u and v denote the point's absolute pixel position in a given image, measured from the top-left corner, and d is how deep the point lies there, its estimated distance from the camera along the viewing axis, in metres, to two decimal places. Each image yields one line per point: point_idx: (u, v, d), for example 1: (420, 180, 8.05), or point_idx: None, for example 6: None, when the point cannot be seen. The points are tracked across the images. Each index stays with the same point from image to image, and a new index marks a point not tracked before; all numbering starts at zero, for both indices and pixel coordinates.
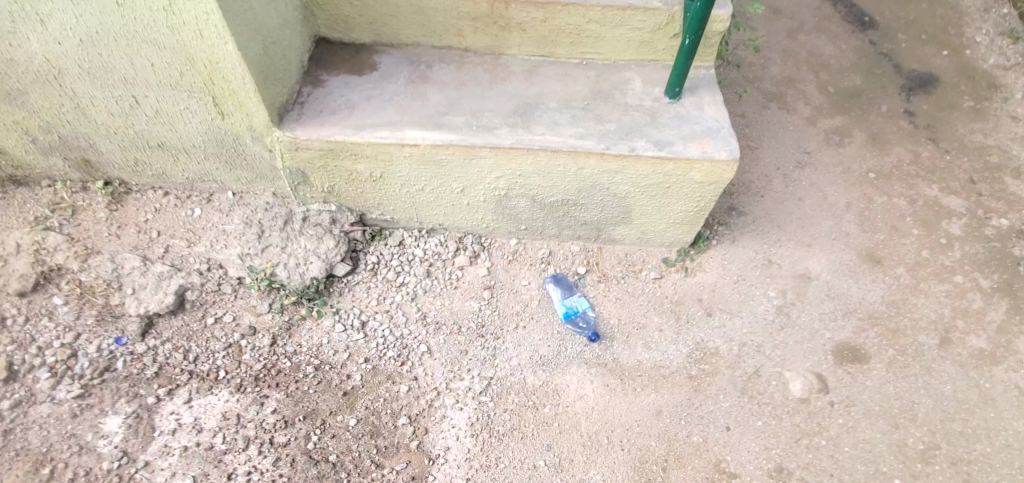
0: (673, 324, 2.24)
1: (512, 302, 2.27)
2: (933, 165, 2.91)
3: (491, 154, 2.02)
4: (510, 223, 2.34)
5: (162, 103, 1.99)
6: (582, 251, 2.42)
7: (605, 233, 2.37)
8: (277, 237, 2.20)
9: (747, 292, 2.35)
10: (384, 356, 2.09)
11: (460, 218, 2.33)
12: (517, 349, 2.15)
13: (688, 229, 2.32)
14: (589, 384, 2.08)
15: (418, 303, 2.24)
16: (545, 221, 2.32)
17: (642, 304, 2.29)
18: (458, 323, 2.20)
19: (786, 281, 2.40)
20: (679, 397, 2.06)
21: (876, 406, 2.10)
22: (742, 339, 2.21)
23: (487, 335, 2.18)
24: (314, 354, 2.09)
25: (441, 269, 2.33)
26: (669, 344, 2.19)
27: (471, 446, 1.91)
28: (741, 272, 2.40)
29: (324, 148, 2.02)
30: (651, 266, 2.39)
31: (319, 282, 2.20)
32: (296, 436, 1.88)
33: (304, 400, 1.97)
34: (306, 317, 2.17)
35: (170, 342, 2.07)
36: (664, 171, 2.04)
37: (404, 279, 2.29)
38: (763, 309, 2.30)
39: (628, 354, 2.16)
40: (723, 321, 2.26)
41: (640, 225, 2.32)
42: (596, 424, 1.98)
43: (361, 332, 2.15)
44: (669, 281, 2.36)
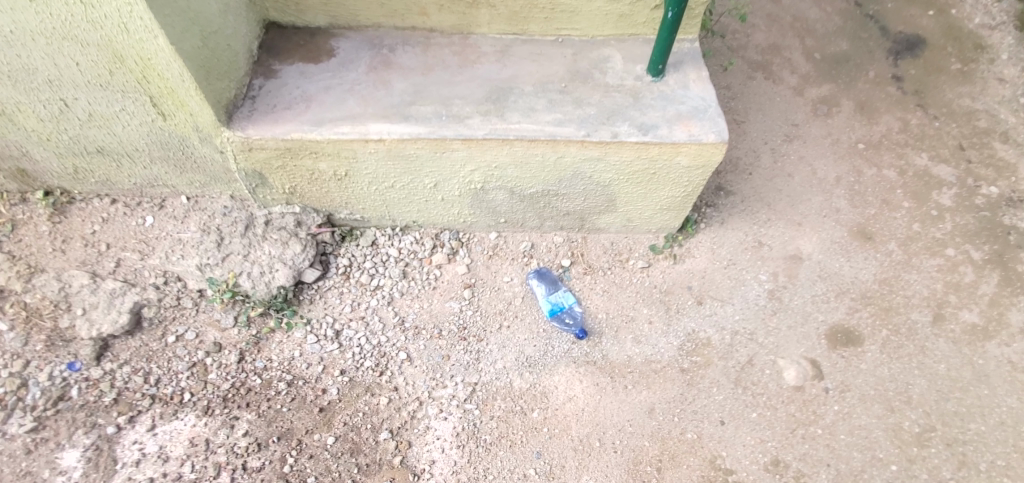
0: (663, 316, 2.15)
1: (494, 301, 2.15)
2: (922, 132, 2.82)
3: (463, 146, 1.87)
4: (489, 217, 2.21)
5: (95, 105, 1.79)
6: (566, 242, 2.30)
7: (588, 222, 2.25)
8: (238, 244, 2.04)
9: (737, 277, 2.26)
10: (361, 367, 1.97)
11: (436, 214, 2.19)
12: (502, 351, 2.05)
13: (676, 215, 2.21)
14: (578, 384, 1.99)
15: (394, 307, 2.11)
16: (526, 212, 2.19)
17: (630, 296, 2.20)
18: (438, 326, 2.08)
19: (777, 264, 2.32)
20: (672, 393, 1.98)
21: (872, 389, 2.06)
22: (734, 327, 2.14)
23: (469, 337, 2.07)
24: (285, 369, 1.95)
25: (418, 269, 2.20)
26: (660, 336, 2.10)
27: (457, 459, 1.82)
28: (731, 256, 2.31)
29: (280, 147, 1.85)
30: (639, 254, 2.29)
31: (287, 291, 2.05)
32: (271, 459, 1.77)
33: (278, 419, 1.84)
34: (275, 330, 2.02)
35: (129, 364, 1.93)
36: (649, 156, 1.92)
37: (379, 282, 2.15)
38: (755, 295, 2.22)
39: (617, 350, 2.07)
40: (713, 309, 2.17)
41: (625, 213, 2.20)
42: (588, 426, 1.90)
43: (335, 341, 2.01)
44: (657, 270, 2.26)
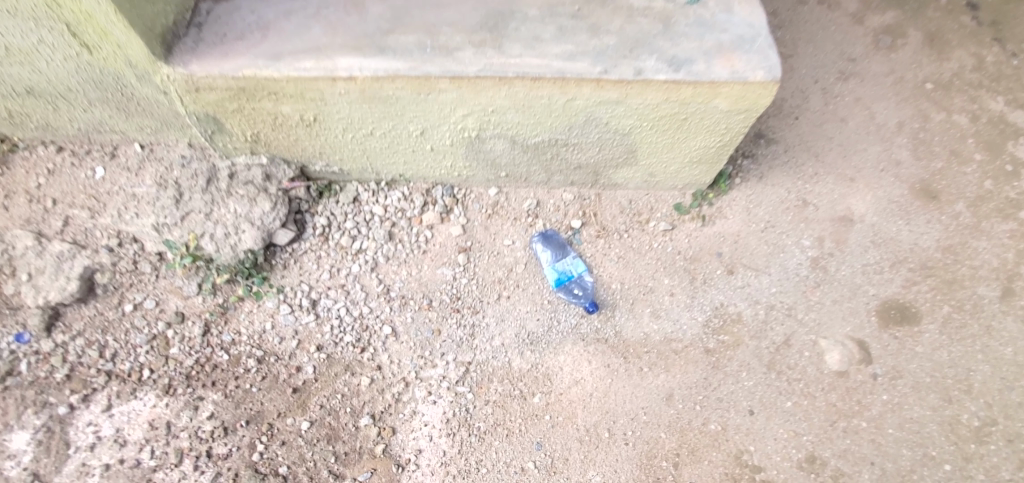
0: (687, 287, 1.87)
1: (493, 268, 1.88)
2: (999, 71, 2.37)
3: (451, 86, 1.53)
4: (487, 170, 1.89)
5: (7, 36, 1.48)
6: (577, 200, 1.98)
7: (603, 176, 1.92)
8: (199, 200, 1.76)
9: (776, 242, 1.95)
10: (340, 343, 1.74)
11: (425, 167, 1.88)
12: (500, 326, 1.79)
13: (708, 168, 1.87)
14: (586, 365, 1.75)
15: (379, 273, 1.85)
16: (530, 165, 1.86)
17: (649, 264, 1.90)
18: (428, 296, 1.83)
19: (824, 227, 1.99)
20: (694, 377, 1.73)
21: (927, 376, 1.79)
22: (769, 301, 1.85)
23: (462, 309, 1.81)
24: (255, 344, 1.73)
25: (406, 230, 1.92)
26: (682, 311, 1.83)
27: (446, 449, 1.62)
28: (770, 218, 1.99)
29: (232, 86, 1.53)
30: (661, 215, 1.97)
31: (256, 255, 1.79)
32: (238, 446, 1.59)
33: (246, 401, 1.64)
34: (243, 299, 1.78)
35: (82, 336, 1.72)
36: (681, 99, 1.56)
37: (361, 245, 1.88)
38: (796, 264, 1.92)
39: (632, 326, 1.81)
40: (746, 280, 1.88)
41: (648, 166, 1.86)
42: (596, 414, 1.68)
43: (311, 312, 1.77)
44: (682, 233, 1.95)
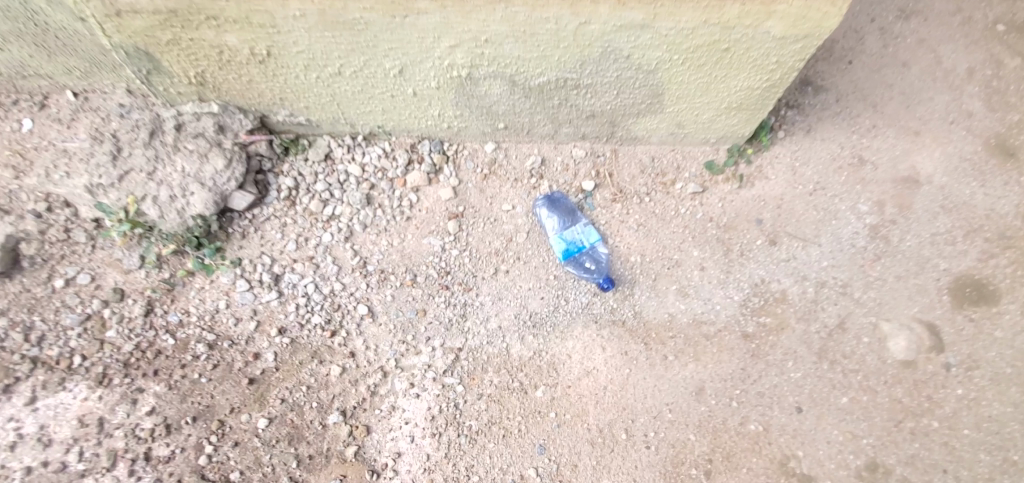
0: (720, 260, 1.57)
1: (489, 237, 1.58)
2: None
3: (433, 5, 1.18)
4: (483, 120, 1.56)
5: None
6: (590, 157, 1.66)
7: (621, 127, 1.59)
8: (140, 157, 1.46)
9: (827, 207, 1.63)
10: (307, 325, 1.46)
11: (408, 117, 1.55)
12: (497, 306, 1.51)
13: (748, 116, 1.54)
14: (599, 352, 1.47)
15: (354, 244, 1.55)
16: (534, 113, 1.53)
17: (673, 233, 1.60)
18: (412, 270, 1.53)
19: (884, 189, 1.67)
20: (730, 368, 1.45)
21: (1009, 367, 1.48)
22: (820, 277, 1.55)
23: (452, 286, 1.52)
24: (207, 327, 1.46)
25: (387, 193, 1.61)
26: (714, 288, 1.54)
27: (431, 452, 1.35)
28: (819, 178, 1.67)
29: (158, 8, 1.20)
30: (690, 175, 1.66)
31: (207, 222, 1.50)
32: (183, 447, 1.34)
33: (194, 394, 1.39)
34: (193, 274, 1.50)
35: (4, 316, 1.43)
36: (724, 20, 1.21)
37: (334, 211, 1.57)
38: (851, 234, 1.61)
39: (655, 306, 1.52)
40: (792, 252, 1.58)
41: (676, 113, 1.53)
42: (611, 412, 1.42)
43: (273, 289, 1.49)
44: (714, 197, 1.64)
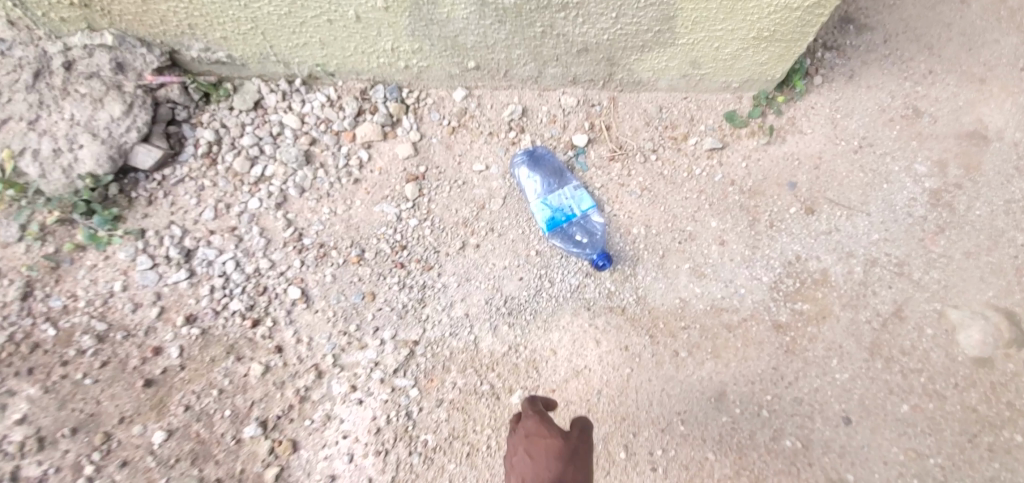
0: (744, 233, 1.27)
1: (458, 204, 1.27)
2: None
3: None
4: (448, 56, 1.25)
5: None
6: (582, 106, 1.34)
7: (621, 65, 1.28)
8: (21, 103, 1.14)
9: (877, 168, 1.32)
10: (225, 313, 1.17)
11: (354, 53, 1.23)
12: (464, 288, 1.20)
13: (780, 50, 1.22)
14: (592, 348, 1.18)
15: (288, 212, 1.24)
16: (512, 46, 1.22)
17: (685, 200, 1.30)
18: (359, 245, 1.22)
19: (946, 146, 1.35)
20: (759, 367, 1.18)
21: None
22: (869, 254, 1.25)
23: (409, 263, 1.21)
24: (97, 314, 1.16)
25: (331, 149, 1.29)
26: (737, 268, 1.25)
27: (373, 476, 1.08)
28: (866, 133, 1.35)
29: None
30: (707, 128, 1.35)
31: (102, 184, 1.19)
32: (57, 466, 1.06)
33: (76, 399, 1.10)
34: (85, 248, 1.19)
35: None
36: None
37: (264, 171, 1.27)
38: (906, 201, 1.29)
39: (663, 290, 1.23)
40: (834, 223, 1.27)
41: (689, 45, 1.22)
42: (608, 422, 1.15)
43: (184, 267, 1.19)
44: (736, 155, 1.33)
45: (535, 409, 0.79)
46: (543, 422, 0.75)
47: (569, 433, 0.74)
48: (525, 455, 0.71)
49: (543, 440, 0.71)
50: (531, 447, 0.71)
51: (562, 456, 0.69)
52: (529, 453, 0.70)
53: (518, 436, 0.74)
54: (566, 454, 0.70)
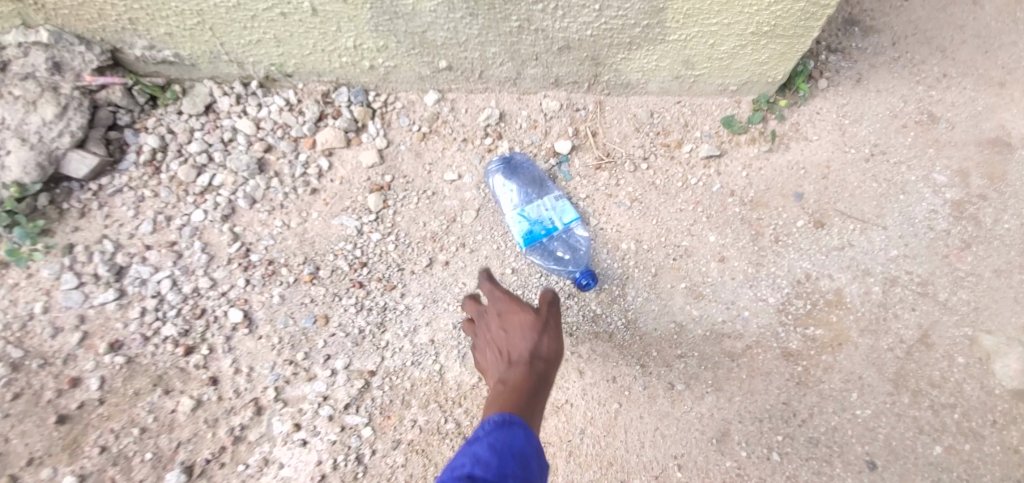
0: (746, 249, 1.14)
1: (427, 217, 1.14)
2: None
3: None
4: (416, 55, 1.13)
5: None
6: (565, 111, 1.23)
7: (607, 65, 1.16)
8: None
9: (891, 178, 1.19)
10: (158, 339, 1.03)
11: (312, 51, 1.12)
12: (430, 311, 1.07)
13: (781, 47, 1.11)
14: (575, 379, 1.05)
15: (236, 226, 1.12)
16: (486, 44, 1.11)
17: (680, 213, 1.17)
18: (313, 262, 1.09)
19: (967, 154, 1.22)
20: (767, 402, 1.04)
21: None
22: (887, 272, 1.11)
23: (369, 283, 1.08)
24: (12, 340, 1.02)
25: (287, 157, 1.17)
26: (740, 288, 1.11)
27: None
28: (879, 139, 1.23)
29: None
30: (703, 134, 1.23)
31: (29, 194, 1.06)
32: None
33: None
34: (5, 265, 1.06)
35: None
36: None
37: (212, 180, 1.14)
38: (926, 213, 1.16)
39: (656, 313, 1.09)
40: (847, 238, 1.14)
41: (681, 42, 1.11)
42: (593, 468, 1.02)
43: (114, 287, 1.06)
44: (735, 163, 1.21)
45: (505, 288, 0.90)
46: (512, 298, 0.87)
47: (538, 306, 0.86)
48: (501, 328, 0.83)
49: (516, 316, 0.84)
50: (504, 321, 0.84)
51: (533, 328, 0.82)
52: (503, 327, 0.83)
53: (493, 313, 0.86)
54: (539, 327, 0.82)
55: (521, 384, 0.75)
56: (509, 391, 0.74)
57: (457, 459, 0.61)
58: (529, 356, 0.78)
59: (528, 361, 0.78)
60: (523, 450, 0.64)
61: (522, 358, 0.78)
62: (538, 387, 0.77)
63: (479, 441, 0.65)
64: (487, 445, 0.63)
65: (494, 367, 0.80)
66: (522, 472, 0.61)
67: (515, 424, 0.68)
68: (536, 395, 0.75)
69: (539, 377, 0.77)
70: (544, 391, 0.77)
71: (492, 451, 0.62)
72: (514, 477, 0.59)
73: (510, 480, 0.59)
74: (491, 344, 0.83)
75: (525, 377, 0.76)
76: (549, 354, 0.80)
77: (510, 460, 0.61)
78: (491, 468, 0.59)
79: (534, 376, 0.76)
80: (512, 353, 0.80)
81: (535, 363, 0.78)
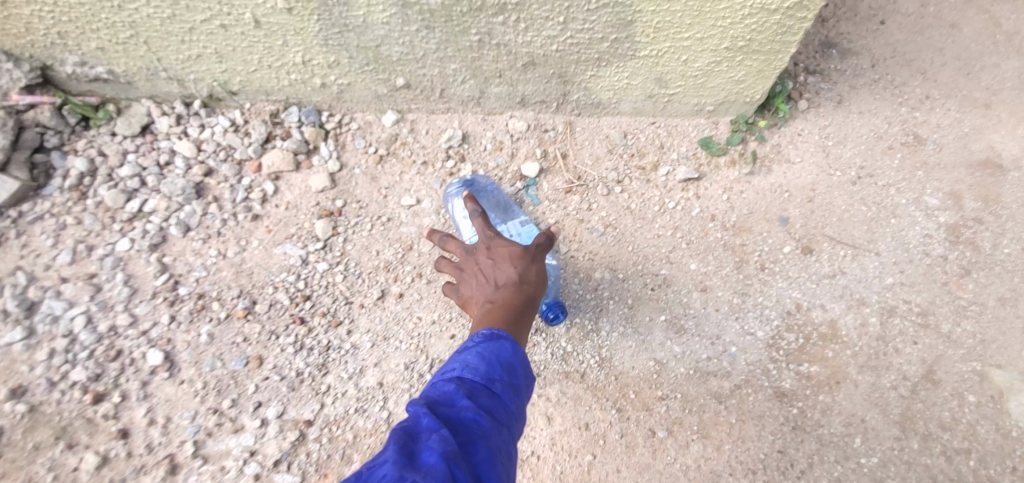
0: (730, 277, 1.05)
1: (381, 245, 1.04)
2: None
3: None
4: (371, 72, 1.06)
5: None
6: (533, 132, 1.16)
7: (576, 83, 1.09)
8: None
9: (881, 201, 1.12)
10: (65, 385, 0.90)
11: (258, 67, 1.04)
12: (379, 351, 0.95)
13: (757, 63, 1.05)
14: (543, 426, 0.95)
15: (167, 256, 1.01)
16: (445, 60, 1.04)
17: (657, 239, 1.08)
18: (251, 296, 0.98)
19: (958, 176, 1.15)
20: (760, 451, 0.93)
21: None
22: (884, 302, 1.02)
23: (311, 319, 0.97)
24: None
25: (229, 181, 1.07)
26: (725, 321, 1.01)
27: None
28: (864, 161, 1.16)
29: None
30: (679, 156, 1.15)
31: None
32: None
33: None
34: None
35: None
36: None
37: (144, 206, 1.04)
38: (921, 238, 1.08)
39: (632, 350, 0.99)
40: (839, 265, 1.05)
41: (653, 58, 1.04)
42: None
43: (20, 325, 0.93)
44: (715, 186, 1.13)
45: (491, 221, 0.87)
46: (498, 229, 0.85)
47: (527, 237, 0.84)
48: (488, 254, 0.81)
49: (503, 243, 0.82)
50: (490, 248, 0.82)
51: (521, 256, 0.80)
52: (490, 253, 0.81)
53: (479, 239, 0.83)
54: (527, 255, 0.81)
55: (510, 305, 0.75)
56: (496, 311, 0.74)
57: (447, 363, 0.63)
58: (517, 282, 0.78)
59: (515, 286, 0.77)
60: (510, 360, 0.65)
61: (509, 283, 0.78)
62: (525, 309, 0.77)
63: (468, 347, 0.66)
64: (476, 353, 0.64)
65: (479, 292, 0.79)
66: (509, 379, 0.63)
67: (502, 338, 0.68)
68: (523, 316, 0.75)
69: (527, 300, 0.77)
70: (529, 313, 0.77)
71: (481, 359, 0.63)
72: (500, 383, 0.61)
73: (497, 386, 0.61)
74: (475, 270, 0.81)
75: (512, 300, 0.76)
76: (536, 281, 0.80)
77: (497, 368, 0.63)
78: (479, 374, 0.61)
79: (521, 299, 0.76)
80: (499, 278, 0.78)
81: (522, 288, 0.78)
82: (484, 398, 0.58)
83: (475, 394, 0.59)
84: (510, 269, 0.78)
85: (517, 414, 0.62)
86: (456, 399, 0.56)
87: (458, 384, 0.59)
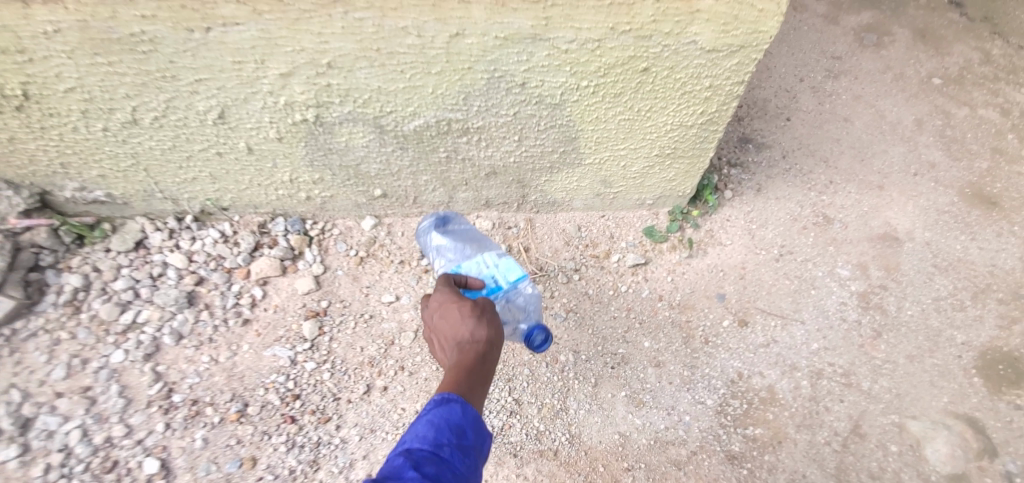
0: (680, 352, 1.18)
1: (365, 340, 1.13)
2: (1012, 67, 1.79)
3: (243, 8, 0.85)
4: (352, 185, 1.20)
5: None
6: (499, 229, 1.31)
7: (532, 187, 1.26)
8: None
9: (801, 274, 1.29)
10: None
11: (249, 185, 1.17)
12: (367, 443, 1.03)
13: (684, 166, 1.24)
14: None
15: (160, 365, 1.07)
16: (417, 171, 1.18)
17: (613, 320, 1.21)
18: (244, 399, 1.04)
19: (862, 250, 1.35)
20: None
21: None
22: (813, 366, 1.17)
23: (302, 417, 1.03)
24: None
25: (220, 288, 1.16)
26: (678, 392, 1.13)
27: None
28: (785, 241, 1.35)
29: None
30: (628, 244, 1.31)
31: None
32: None
33: None
34: None
35: None
36: (639, 23, 0.93)
37: (137, 317, 1.10)
38: (837, 306, 1.25)
39: (599, 425, 1.09)
40: (772, 334, 1.20)
41: (595, 165, 1.22)
42: None
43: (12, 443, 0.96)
44: (660, 269, 1.28)
45: (448, 280, 0.89)
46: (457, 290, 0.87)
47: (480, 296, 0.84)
48: (442, 318, 0.82)
49: (454, 300, 0.83)
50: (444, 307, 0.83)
51: (474, 314, 0.80)
52: (442, 313, 0.82)
53: (434, 306, 0.85)
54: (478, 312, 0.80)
55: (464, 361, 0.75)
56: (450, 372, 0.74)
57: (398, 436, 0.64)
58: (468, 340, 0.77)
59: (467, 344, 0.77)
60: (460, 421, 0.66)
61: (462, 341, 0.77)
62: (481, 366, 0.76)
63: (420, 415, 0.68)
64: (425, 420, 0.65)
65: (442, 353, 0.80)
66: (459, 442, 0.64)
67: (453, 402, 0.68)
68: (479, 370, 0.74)
69: (481, 356, 0.76)
70: (486, 369, 0.75)
71: (429, 426, 0.64)
72: (449, 447, 0.63)
73: (445, 451, 0.62)
74: (436, 335, 0.82)
75: (465, 359, 0.75)
76: (489, 336, 0.78)
77: (446, 432, 0.64)
78: (427, 441, 0.62)
79: (474, 356, 0.75)
80: (455, 338, 0.78)
81: (474, 345, 0.77)
82: (430, 467, 0.60)
83: (422, 462, 0.60)
84: (461, 326, 0.79)
85: (469, 475, 0.63)
86: (402, 472, 0.57)
87: (405, 456, 0.60)
